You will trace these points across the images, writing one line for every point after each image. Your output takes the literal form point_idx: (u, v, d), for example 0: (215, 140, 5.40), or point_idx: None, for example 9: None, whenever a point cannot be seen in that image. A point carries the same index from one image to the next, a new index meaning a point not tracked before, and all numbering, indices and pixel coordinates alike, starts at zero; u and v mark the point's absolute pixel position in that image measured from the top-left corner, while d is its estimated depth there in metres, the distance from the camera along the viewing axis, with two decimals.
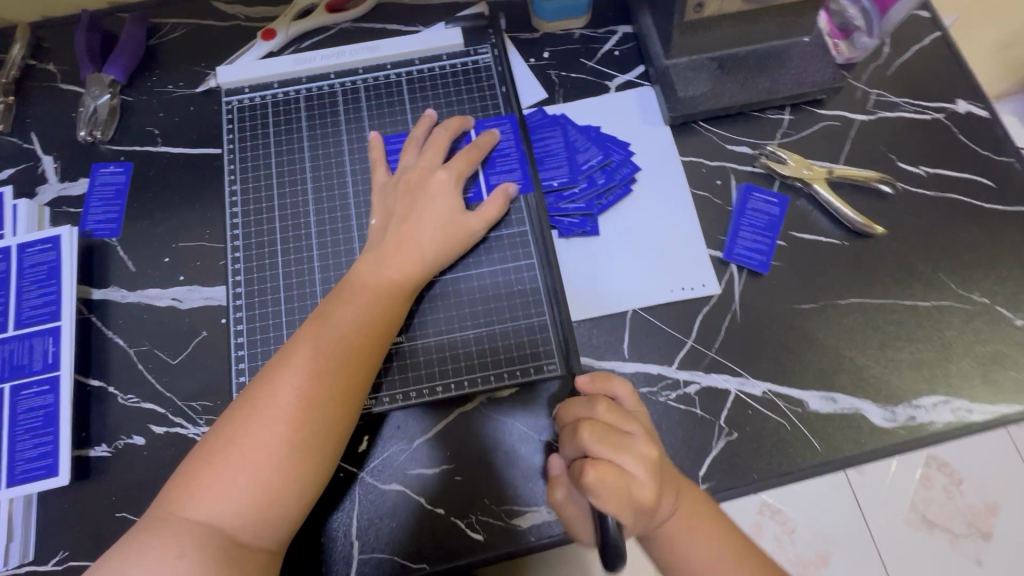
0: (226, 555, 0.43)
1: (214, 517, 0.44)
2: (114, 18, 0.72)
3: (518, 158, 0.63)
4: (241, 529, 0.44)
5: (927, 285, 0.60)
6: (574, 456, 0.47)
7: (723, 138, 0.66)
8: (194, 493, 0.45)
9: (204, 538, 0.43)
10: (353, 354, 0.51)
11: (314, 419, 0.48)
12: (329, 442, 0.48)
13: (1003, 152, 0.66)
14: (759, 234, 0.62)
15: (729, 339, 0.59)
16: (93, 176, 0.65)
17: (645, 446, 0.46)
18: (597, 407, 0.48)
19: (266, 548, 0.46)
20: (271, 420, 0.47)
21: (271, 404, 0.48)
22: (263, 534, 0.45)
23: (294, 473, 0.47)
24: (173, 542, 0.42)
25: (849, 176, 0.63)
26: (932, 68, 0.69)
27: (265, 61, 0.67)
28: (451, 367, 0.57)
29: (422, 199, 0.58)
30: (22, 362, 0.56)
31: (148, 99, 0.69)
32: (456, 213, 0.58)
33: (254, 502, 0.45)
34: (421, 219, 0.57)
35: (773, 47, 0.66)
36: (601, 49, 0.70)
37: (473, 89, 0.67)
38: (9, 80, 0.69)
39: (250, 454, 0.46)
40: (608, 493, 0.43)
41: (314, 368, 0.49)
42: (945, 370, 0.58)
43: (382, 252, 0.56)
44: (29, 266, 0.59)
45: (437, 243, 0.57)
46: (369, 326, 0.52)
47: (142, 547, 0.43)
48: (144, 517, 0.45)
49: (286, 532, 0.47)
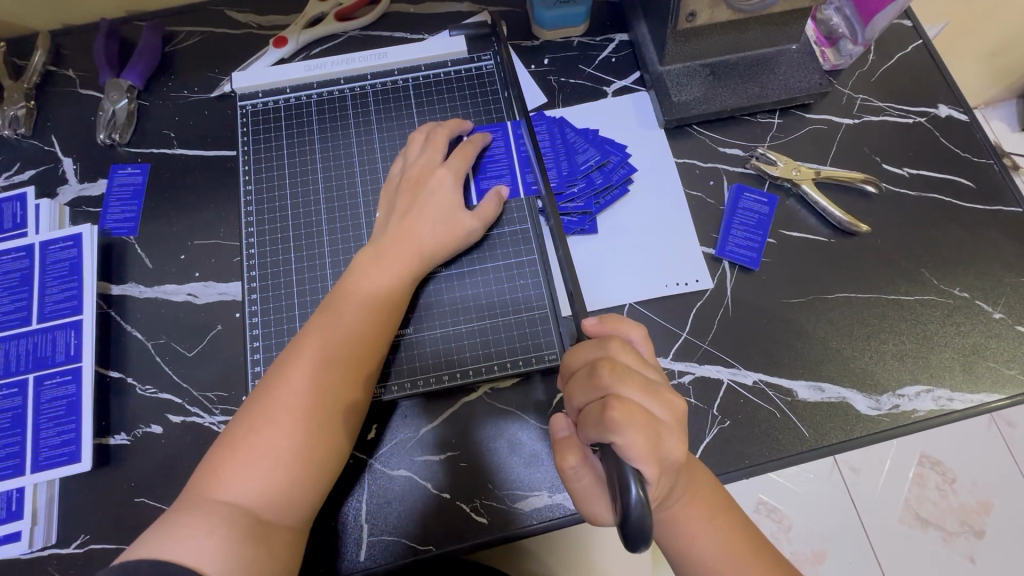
0: (253, 532, 0.45)
1: (242, 497, 0.47)
2: (132, 26, 0.75)
3: (507, 163, 0.66)
4: (267, 509, 0.47)
5: (910, 281, 0.63)
6: (591, 398, 0.45)
7: (715, 141, 0.69)
8: (222, 476, 0.47)
9: (233, 518, 0.45)
10: (360, 344, 0.54)
11: (325, 406, 0.51)
12: (341, 428, 0.51)
13: (983, 155, 0.69)
14: (750, 232, 0.65)
15: (721, 332, 0.62)
16: (111, 177, 0.68)
17: (664, 392, 0.46)
18: (612, 348, 0.47)
19: (290, 528, 0.48)
20: (285, 408, 0.50)
21: (286, 393, 0.50)
22: (287, 514, 0.48)
23: (311, 457, 0.49)
24: (204, 523, 0.44)
25: (836, 176, 0.66)
26: (915, 75, 0.73)
27: (278, 67, 0.70)
28: (458, 357, 0.59)
29: (423, 196, 0.60)
30: (45, 354, 0.59)
31: (164, 103, 0.71)
32: (455, 211, 0.61)
33: (277, 484, 0.48)
34: (422, 215, 0.60)
35: (762, 54, 0.69)
36: (599, 56, 0.73)
37: (476, 94, 0.70)
38: (31, 86, 0.71)
39: (270, 439, 0.49)
40: (634, 432, 0.42)
41: (325, 359, 0.52)
42: (927, 361, 0.60)
43: (383, 246, 0.58)
44: (52, 262, 0.62)
45: (436, 239, 0.59)
46: (376, 316, 0.55)
47: (175, 526, 0.45)
48: (175, 503, 0.47)
49: (308, 513, 0.49)
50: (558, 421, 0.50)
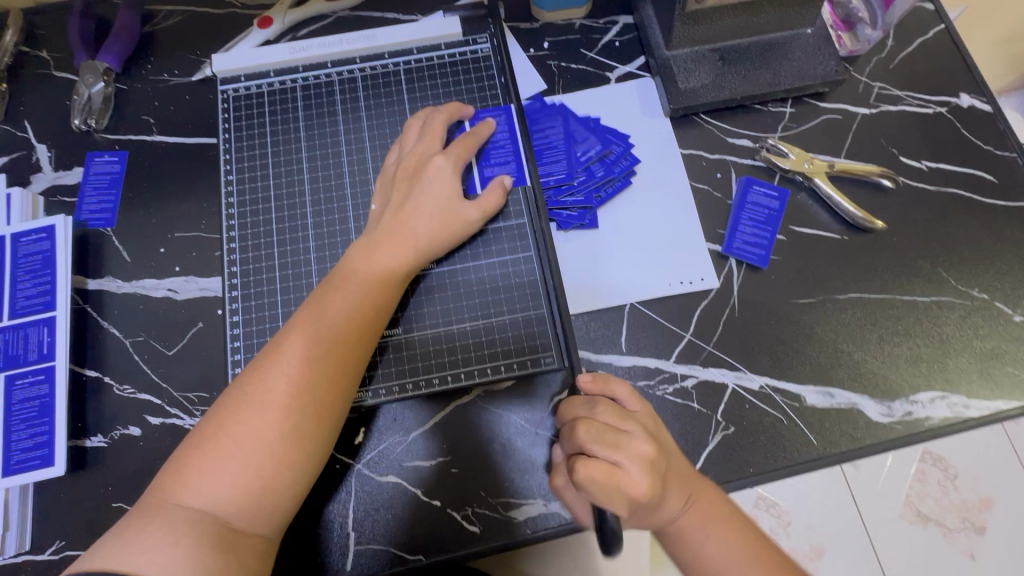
0: (221, 541, 0.43)
1: (211, 504, 0.44)
2: (109, 4, 0.71)
3: (512, 149, 0.62)
4: (236, 516, 0.45)
5: (927, 281, 0.60)
6: (570, 451, 0.46)
7: (723, 131, 0.66)
8: (189, 479, 0.45)
9: (201, 525, 0.43)
10: (343, 341, 0.50)
11: (305, 407, 0.48)
12: (319, 431, 0.48)
13: (1006, 147, 0.65)
14: (759, 228, 0.62)
15: (727, 333, 0.59)
16: (87, 165, 0.65)
17: (635, 444, 0.44)
18: (595, 409, 0.47)
19: (261, 534, 0.46)
20: (261, 407, 0.47)
21: (261, 391, 0.47)
22: (259, 521, 0.45)
23: (286, 461, 0.46)
24: (169, 529, 0.42)
25: (850, 170, 0.63)
26: (935, 61, 0.69)
27: (261, 49, 0.66)
28: (445, 360, 0.57)
29: (420, 186, 0.57)
30: (17, 352, 0.56)
31: (143, 87, 0.68)
32: (452, 201, 0.57)
33: (247, 489, 0.45)
34: (419, 205, 0.56)
35: (775, 39, 0.66)
36: (601, 40, 0.69)
37: (471, 79, 0.66)
38: (2, 67, 0.68)
39: (242, 440, 0.46)
40: (600, 487, 0.43)
41: (303, 355, 0.49)
42: (943, 366, 0.58)
43: (374, 239, 0.55)
44: (23, 255, 0.59)
45: (432, 232, 0.56)
46: (362, 311, 0.52)
47: (137, 534, 0.42)
48: (140, 504, 0.45)
49: (282, 518, 0.47)
50: (553, 451, 0.51)
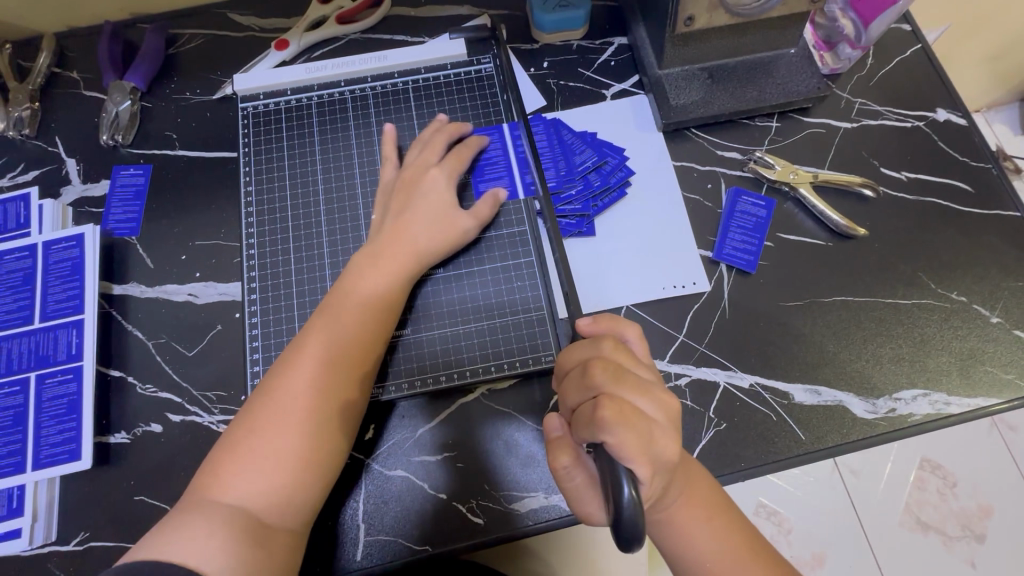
0: (254, 535, 0.46)
1: (243, 501, 0.47)
2: (136, 28, 0.76)
3: (516, 163, 0.66)
4: (266, 512, 0.47)
5: (908, 284, 0.64)
6: (584, 398, 0.46)
7: (713, 144, 0.69)
8: (221, 480, 0.48)
9: (234, 520, 0.46)
10: (356, 343, 0.54)
11: (327, 406, 0.51)
12: (340, 426, 0.52)
13: (982, 159, 0.69)
14: (748, 235, 0.65)
15: (718, 334, 0.62)
16: (114, 178, 0.69)
17: (655, 390, 0.46)
18: (605, 348, 0.48)
19: (290, 528, 0.48)
20: (285, 408, 0.50)
21: (282, 394, 0.51)
22: (287, 516, 0.48)
23: (312, 457, 0.50)
24: (205, 525, 0.45)
25: (833, 180, 0.66)
26: (914, 79, 0.73)
27: (278, 69, 0.71)
28: (444, 360, 0.60)
29: (417, 196, 0.61)
30: (47, 353, 0.59)
31: (166, 105, 0.72)
32: (446, 207, 0.61)
33: (276, 485, 0.48)
34: (415, 215, 0.60)
35: (761, 58, 0.70)
36: (597, 59, 0.74)
37: (475, 97, 0.70)
38: (36, 87, 0.72)
39: (269, 441, 0.49)
40: (626, 430, 0.42)
41: (320, 357, 0.52)
42: (924, 365, 0.60)
43: (376, 250, 0.59)
44: (54, 262, 0.62)
45: (431, 238, 0.60)
46: (371, 315, 0.56)
47: (175, 529, 0.45)
48: (176, 505, 0.48)
49: (309, 513, 0.50)
50: (551, 420, 0.50)
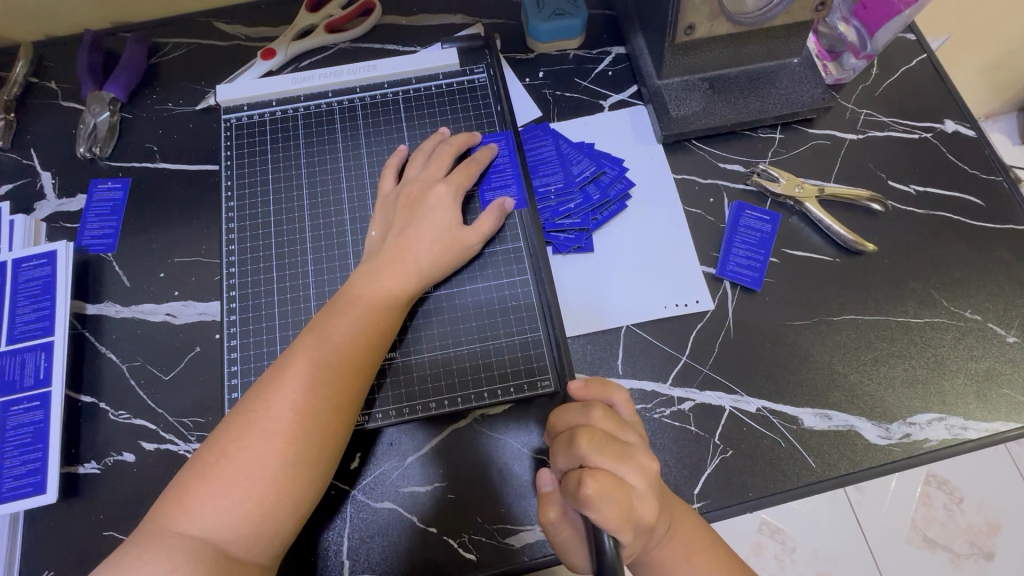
0: (218, 570, 0.43)
1: (209, 531, 0.44)
2: (118, 37, 0.74)
3: (513, 174, 0.63)
4: (234, 543, 0.44)
5: (919, 302, 0.61)
6: (571, 465, 0.44)
7: (715, 157, 0.67)
8: (189, 505, 0.45)
9: (198, 552, 0.43)
10: (349, 366, 0.51)
11: (308, 434, 0.48)
12: (321, 454, 0.48)
13: (992, 171, 0.67)
14: (752, 250, 0.63)
15: (722, 355, 0.59)
16: (90, 192, 0.66)
17: (639, 456, 0.45)
18: (594, 415, 0.47)
19: (258, 563, 0.45)
20: (265, 431, 0.47)
21: (264, 418, 0.47)
22: (256, 550, 0.45)
23: (288, 487, 0.46)
24: (167, 557, 0.42)
25: (840, 194, 0.64)
26: (920, 89, 0.71)
27: (264, 79, 0.68)
28: (431, 386, 0.56)
29: (420, 213, 0.58)
30: (13, 378, 0.56)
31: (147, 116, 0.69)
32: (452, 226, 0.58)
33: (246, 515, 0.45)
34: (418, 230, 0.57)
35: (763, 68, 0.67)
36: (595, 69, 0.72)
37: (467, 108, 0.68)
38: (11, 98, 0.69)
39: (244, 466, 0.46)
40: (608, 504, 0.41)
41: (308, 382, 0.49)
42: (939, 388, 0.58)
43: (375, 269, 0.56)
44: (24, 281, 0.59)
45: (433, 256, 0.57)
46: (370, 335, 0.53)
47: (135, 563, 0.42)
48: (139, 530, 0.45)
49: (279, 547, 0.46)
50: (544, 475, 0.48)
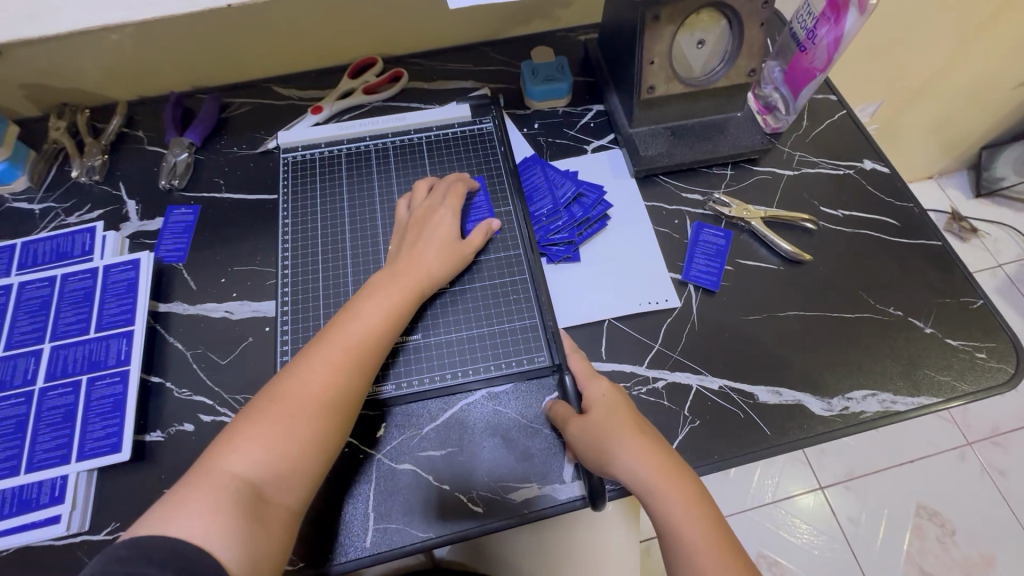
0: (257, 508, 0.51)
1: (248, 477, 0.52)
2: (195, 98, 0.92)
3: (488, 210, 0.77)
4: (268, 487, 0.53)
5: (852, 301, 0.73)
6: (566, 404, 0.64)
7: (679, 188, 0.82)
8: (231, 453, 0.53)
9: (241, 493, 0.51)
10: (367, 346, 0.61)
11: (335, 399, 0.58)
12: (343, 416, 0.58)
13: (905, 199, 0.82)
14: (711, 260, 0.76)
15: (689, 343, 0.71)
16: (167, 215, 0.80)
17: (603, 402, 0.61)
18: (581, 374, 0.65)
19: (287, 506, 0.54)
20: (301, 396, 0.57)
21: (299, 388, 0.57)
22: (286, 493, 0.54)
23: (315, 442, 0.56)
24: (213, 496, 0.50)
25: (780, 216, 0.78)
26: (843, 137, 0.88)
27: (316, 128, 0.85)
28: (440, 362, 0.67)
29: (427, 229, 0.71)
30: (99, 358, 0.67)
31: (217, 157, 0.85)
32: (452, 240, 0.71)
33: (280, 463, 0.54)
34: (426, 243, 0.70)
35: (714, 119, 0.84)
36: (580, 121, 0.89)
37: (478, 151, 0.83)
38: (107, 143, 0.86)
39: (282, 419, 0.56)
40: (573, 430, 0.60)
41: (337, 350, 0.60)
42: (871, 369, 0.69)
43: (392, 269, 0.68)
44: (112, 282, 0.72)
45: (439, 263, 0.69)
46: (389, 318, 0.64)
47: (185, 501, 0.50)
48: (183, 478, 0.52)
49: (305, 493, 0.55)
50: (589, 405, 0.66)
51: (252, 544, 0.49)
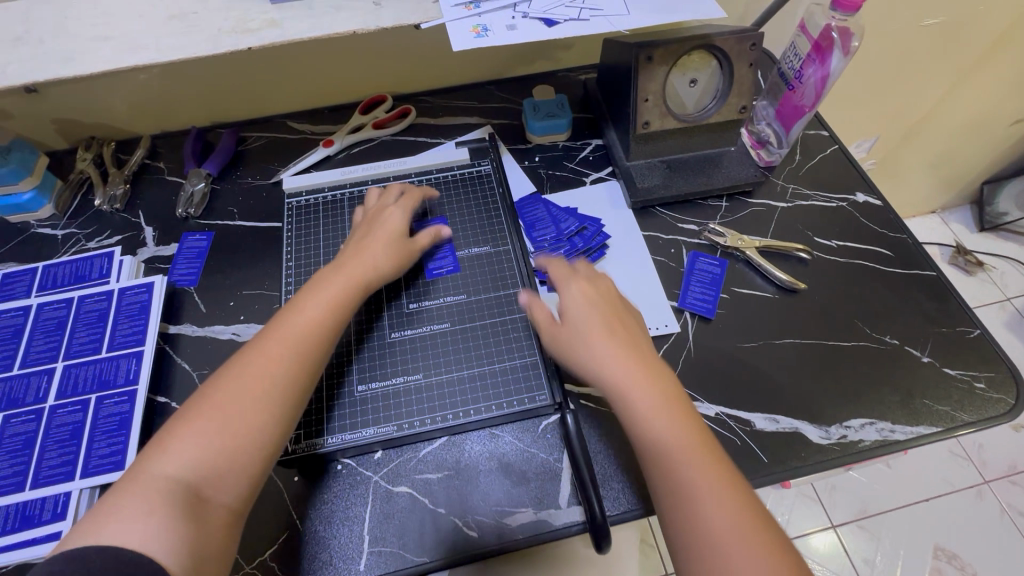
0: (192, 507, 0.50)
1: (182, 476, 0.51)
2: (214, 131, 0.97)
3: (449, 250, 0.78)
4: (206, 485, 0.51)
5: (848, 330, 0.74)
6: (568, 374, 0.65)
7: (675, 218, 0.85)
8: (163, 453, 0.52)
9: (175, 493, 0.50)
10: (309, 335, 0.61)
11: (272, 388, 0.57)
12: (285, 407, 0.57)
13: (899, 231, 0.83)
14: (707, 288, 0.77)
15: (685, 369, 0.72)
16: (182, 241, 0.83)
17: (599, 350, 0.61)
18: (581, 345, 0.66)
19: (227, 504, 0.52)
20: (239, 387, 0.56)
21: (235, 381, 0.56)
22: (226, 492, 0.52)
23: (254, 433, 0.55)
24: (145, 498, 0.49)
25: (775, 246, 0.80)
26: (836, 170, 0.90)
27: (319, 173, 0.87)
28: (436, 400, 0.67)
29: (378, 227, 0.73)
30: (109, 378, 0.69)
31: (232, 187, 0.90)
32: (401, 236, 0.73)
33: (215, 457, 0.52)
34: (376, 238, 0.71)
35: (708, 153, 0.87)
36: (579, 155, 0.92)
37: (479, 193, 0.85)
38: (129, 173, 0.90)
39: (217, 414, 0.54)
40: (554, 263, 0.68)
41: (276, 342, 0.59)
42: (868, 398, 0.69)
43: (338, 263, 0.68)
44: (126, 304, 0.74)
45: (389, 257, 0.70)
46: (331, 308, 0.64)
47: (116, 508, 0.48)
48: (113, 485, 0.50)
49: (247, 489, 0.54)
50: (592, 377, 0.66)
51: (187, 543, 0.48)
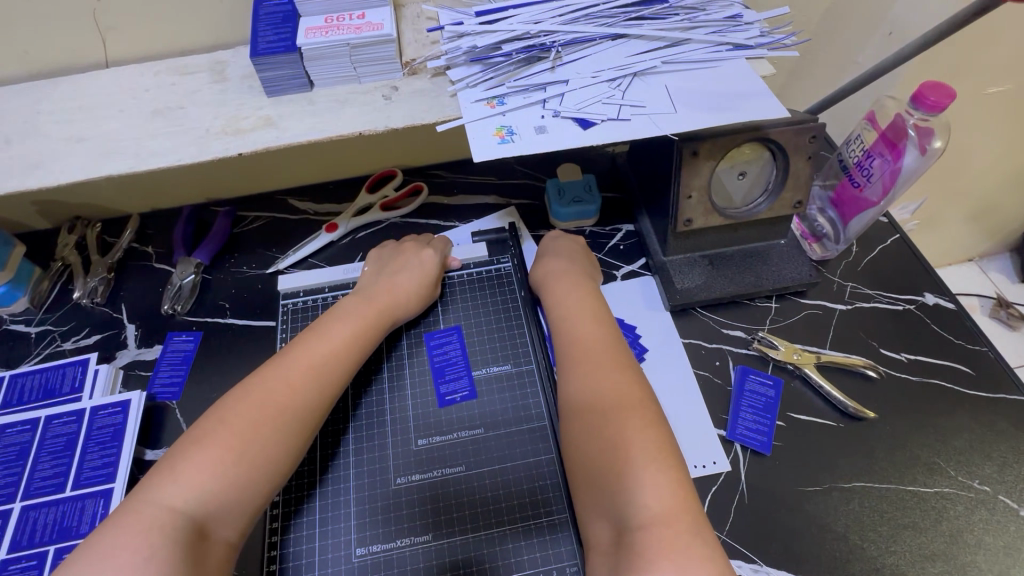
0: (196, 541, 0.46)
1: (190, 506, 0.47)
2: (208, 209, 0.89)
3: (464, 366, 0.69)
4: (211, 516, 0.48)
5: (928, 472, 0.63)
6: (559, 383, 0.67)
7: (720, 322, 0.75)
8: (170, 479, 0.48)
9: (181, 526, 0.46)
10: (334, 360, 0.60)
11: (295, 411, 0.55)
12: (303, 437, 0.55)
13: (977, 341, 0.73)
14: (759, 414, 0.67)
15: (738, 520, 0.61)
16: (167, 343, 0.75)
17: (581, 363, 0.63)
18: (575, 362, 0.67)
19: (229, 536, 0.49)
20: (259, 405, 0.54)
21: (263, 394, 0.54)
22: (231, 525, 0.49)
23: (272, 455, 0.52)
24: (150, 526, 0.45)
25: (836, 360, 0.70)
26: (899, 264, 0.80)
27: (319, 270, 0.78)
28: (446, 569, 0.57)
29: (406, 256, 0.74)
30: (71, 524, 0.60)
31: (225, 277, 0.81)
32: (428, 268, 0.73)
33: (227, 479, 0.49)
34: (402, 268, 0.72)
35: (755, 248, 0.78)
36: (608, 243, 0.83)
37: (497, 297, 0.75)
38: (114, 260, 0.82)
39: (234, 436, 0.51)
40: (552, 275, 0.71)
41: (301, 366, 0.58)
42: (960, 565, 0.58)
43: (366, 290, 0.69)
44: (97, 428, 0.65)
45: (416, 286, 0.71)
46: (356, 338, 0.63)
47: (111, 545, 0.44)
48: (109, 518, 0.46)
49: (251, 519, 0.50)
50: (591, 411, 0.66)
51: None
